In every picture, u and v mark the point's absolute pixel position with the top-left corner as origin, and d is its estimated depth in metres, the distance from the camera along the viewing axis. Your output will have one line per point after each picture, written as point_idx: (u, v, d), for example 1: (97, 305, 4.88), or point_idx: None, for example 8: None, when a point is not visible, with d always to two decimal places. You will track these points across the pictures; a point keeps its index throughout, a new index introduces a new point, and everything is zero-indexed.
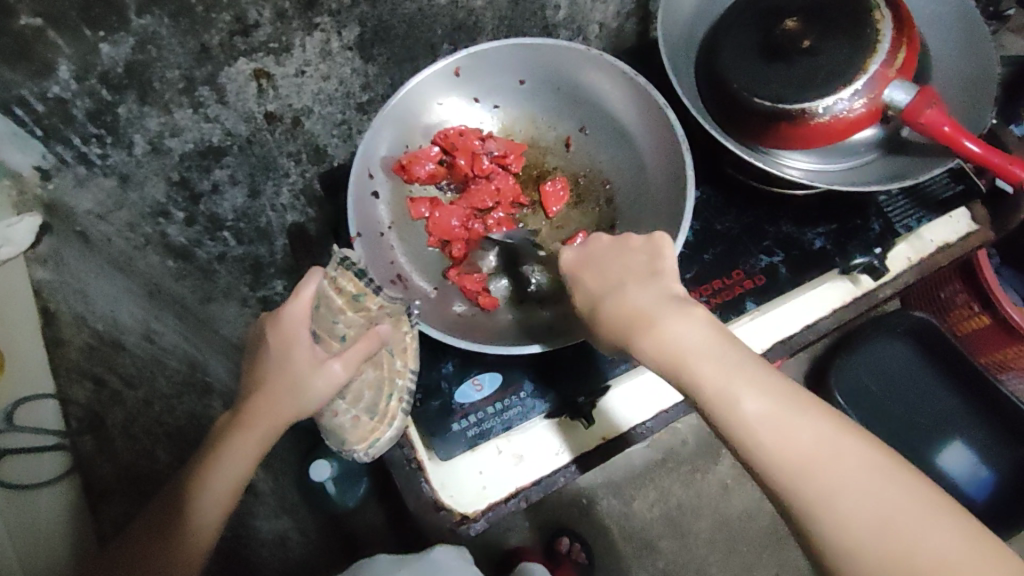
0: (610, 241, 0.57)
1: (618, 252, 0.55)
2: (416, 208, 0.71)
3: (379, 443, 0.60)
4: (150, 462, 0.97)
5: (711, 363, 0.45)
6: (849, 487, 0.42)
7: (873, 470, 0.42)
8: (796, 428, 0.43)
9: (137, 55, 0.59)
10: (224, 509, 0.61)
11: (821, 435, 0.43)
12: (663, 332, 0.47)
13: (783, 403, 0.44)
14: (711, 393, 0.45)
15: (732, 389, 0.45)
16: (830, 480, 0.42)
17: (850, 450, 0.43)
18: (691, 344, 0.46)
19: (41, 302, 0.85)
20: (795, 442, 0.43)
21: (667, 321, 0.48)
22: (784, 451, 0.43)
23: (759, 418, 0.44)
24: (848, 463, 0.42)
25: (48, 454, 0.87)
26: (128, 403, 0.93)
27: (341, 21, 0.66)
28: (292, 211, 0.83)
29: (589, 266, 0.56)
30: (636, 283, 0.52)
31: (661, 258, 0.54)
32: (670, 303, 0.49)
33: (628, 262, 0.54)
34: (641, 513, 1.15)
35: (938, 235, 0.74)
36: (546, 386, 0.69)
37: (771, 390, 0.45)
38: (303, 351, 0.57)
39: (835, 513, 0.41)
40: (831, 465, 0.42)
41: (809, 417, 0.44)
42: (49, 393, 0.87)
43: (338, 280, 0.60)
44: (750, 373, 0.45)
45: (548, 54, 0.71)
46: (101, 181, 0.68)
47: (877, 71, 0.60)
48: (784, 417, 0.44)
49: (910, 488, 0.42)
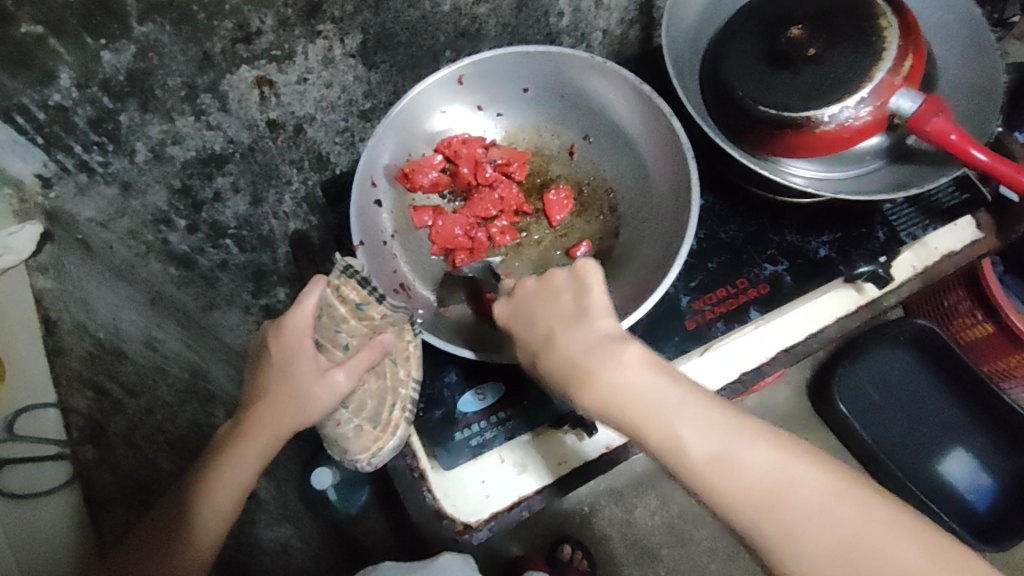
0: (536, 282, 0.54)
1: (545, 294, 0.53)
2: (420, 217, 0.71)
3: (381, 453, 0.60)
4: (153, 472, 0.88)
5: (652, 414, 0.45)
6: (806, 517, 0.42)
7: (827, 498, 0.43)
8: (743, 466, 0.44)
9: (138, 63, 0.58)
10: (222, 522, 0.60)
11: (769, 467, 0.44)
12: (600, 387, 0.47)
13: (727, 443, 0.44)
14: (661, 446, 0.45)
15: (677, 438, 0.45)
16: (787, 517, 0.42)
17: (802, 480, 0.43)
18: (630, 397, 0.46)
19: (43, 311, 0.79)
20: (746, 481, 0.43)
21: (603, 373, 0.47)
22: (739, 493, 0.43)
23: (707, 463, 0.44)
24: (800, 493, 0.43)
25: (49, 463, 0.79)
26: (130, 412, 0.85)
27: (344, 28, 0.66)
28: (294, 219, 0.84)
29: (521, 318, 0.54)
30: (565, 330, 0.51)
31: (587, 297, 0.51)
32: (603, 350, 0.48)
33: (556, 303, 0.52)
34: (643, 521, 1.14)
35: (944, 244, 0.74)
36: (547, 397, 0.68)
37: (713, 430, 0.45)
38: (306, 361, 0.57)
39: (801, 549, 0.42)
40: (784, 499, 0.43)
41: (754, 452, 0.44)
42: (50, 403, 0.79)
43: (342, 290, 0.59)
44: (689, 418, 0.45)
45: (551, 62, 0.70)
46: (103, 189, 0.68)
47: (884, 79, 0.60)
48: (731, 457, 0.44)
49: (864, 506, 0.42)
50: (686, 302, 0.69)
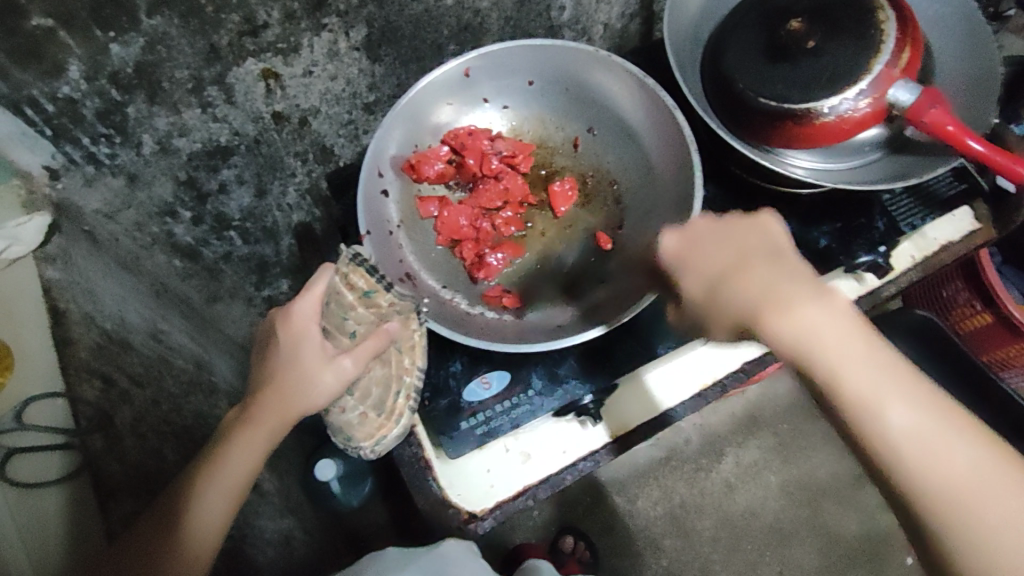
0: (715, 220, 0.55)
1: (731, 230, 0.54)
2: (427, 207, 0.72)
3: (386, 441, 0.59)
4: (158, 462, 0.82)
5: (857, 368, 0.45)
6: (1001, 517, 0.41)
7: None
8: (944, 450, 0.43)
9: (147, 56, 0.59)
10: (226, 510, 0.61)
11: (970, 465, 0.42)
12: (798, 324, 0.47)
13: (932, 421, 0.43)
14: (866, 410, 0.44)
15: (887, 406, 0.44)
16: (979, 509, 0.42)
17: (1016, 495, 0.42)
18: (835, 347, 0.46)
19: (50, 300, 0.75)
20: (946, 473, 0.42)
21: (809, 314, 0.47)
22: (938, 484, 0.42)
23: (909, 435, 0.43)
24: (999, 495, 0.42)
25: (56, 452, 0.77)
26: (137, 403, 0.80)
27: (349, 21, 0.67)
28: (297, 211, 0.85)
29: (693, 248, 0.54)
30: (769, 268, 0.50)
31: (777, 239, 0.53)
32: (810, 291, 0.48)
33: (751, 241, 0.52)
34: (645, 511, 1.15)
35: (943, 233, 0.74)
36: (555, 384, 0.71)
37: (923, 406, 0.44)
38: (312, 348, 0.58)
39: (986, 542, 0.41)
40: (986, 502, 0.42)
41: (958, 442, 0.43)
42: (58, 392, 0.76)
43: (350, 276, 0.62)
44: (897, 386, 0.44)
45: (555, 55, 0.71)
46: (109, 181, 0.68)
47: (882, 70, 0.61)
48: (940, 442, 0.43)
49: None
50: None
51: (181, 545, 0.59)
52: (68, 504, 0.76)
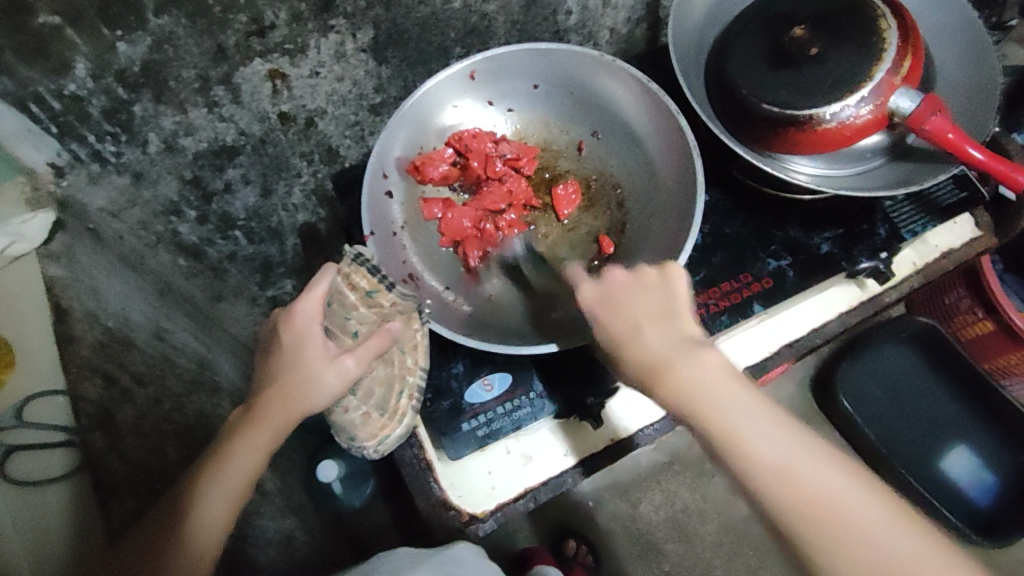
0: (625, 278, 0.57)
1: (635, 290, 0.56)
2: (430, 209, 0.72)
3: (388, 440, 0.60)
4: (160, 461, 0.84)
5: (721, 409, 0.49)
6: (860, 536, 0.45)
7: (879, 522, 0.45)
8: (805, 479, 0.46)
9: (154, 55, 0.59)
10: (229, 511, 0.60)
11: (829, 486, 0.46)
12: (677, 379, 0.51)
13: (790, 453, 0.47)
14: (731, 446, 0.48)
15: (751, 440, 0.48)
16: (839, 531, 0.45)
17: (873, 511, 0.46)
18: (708, 393, 0.50)
19: (52, 298, 0.79)
20: (811, 500, 0.46)
21: (684, 366, 0.51)
22: (804, 509, 0.46)
23: (769, 466, 0.47)
24: (855, 515, 0.45)
25: (58, 450, 0.80)
26: (138, 401, 0.82)
27: (356, 22, 0.67)
28: (303, 211, 0.84)
29: (605, 305, 0.56)
30: (653, 323, 0.54)
31: (678, 306, 0.55)
32: (685, 348, 0.52)
33: (644, 297, 0.55)
34: (647, 516, 1.15)
35: (943, 240, 0.75)
36: (555, 386, 0.70)
37: (781, 439, 0.48)
38: (316, 347, 0.58)
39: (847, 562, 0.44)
40: (843, 520, 0.45)
41: (817, 469, 0.47)
42: (59, 390, 0.80)
43: (352, 276, 0.61)
44: (759, 422, 0.48)
45: (560, 59, 0.72)
46: (114, 179, 0.68)
47: (883, 78, 0.62)
48: (798, 470, 0.47)
49: (915, 541, 0.45)
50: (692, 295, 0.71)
51: (184, 545, 0.59)
52: (68, 504, 0.79)
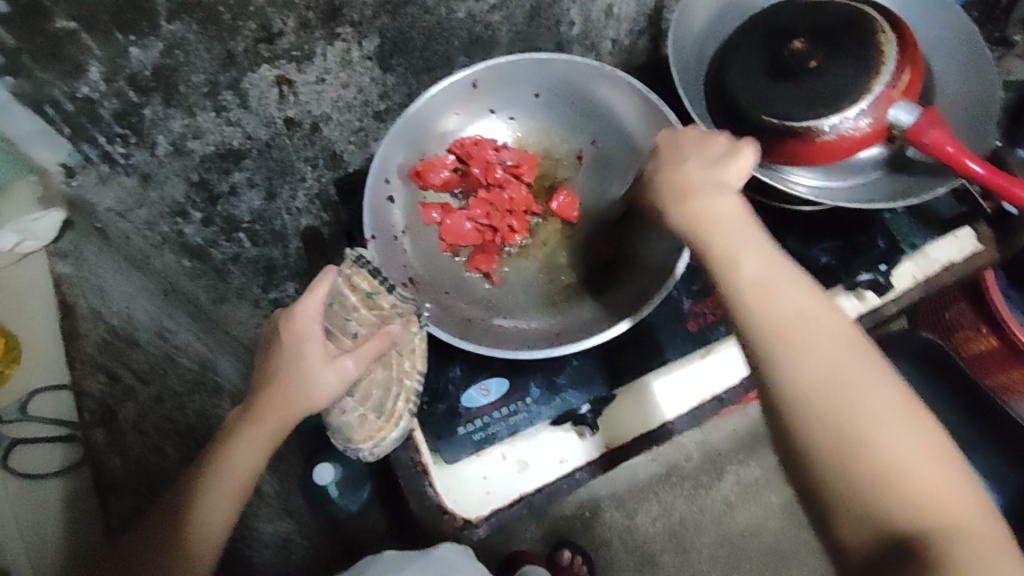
0: (694, 133, 0.58)
1: (695, 143, 0.57)
2: (428, 214, 0.73)
3: (384, 442, 0.61)
4: (159, 459, 0.82)
5: (725, 232, 0.50)
6: (819, 354, 0.45)
7: (843, 345, 0.45)
8: (781, 297, 0.47)
9: (165, 59, 0.61)
10: (232, 506, 0.61)
11: (800, 308, 0.46)
12: (698, 207, 0.52)
13: (775, 277, 0.48)
14: (721, 257, 0.49)
15: (740, 258, 0.49)
16: (800, 344, 0.45)
17: (843, 342, 0.45)
18: (716, 221, 0.51)
19: (60, 295, 0.81)
20: (780, 313, 0.46)
21: (703, 199, 0.52)
22: (772, 318, 0.46)
23: (751, 280, 0.48)
24: (820, 336, 0.46)
25: (57, 444, 0.78)
26: (140, 398, 0.82)
27: (362, 31, 0.68)
28: (306, 215, 0.86)
29: (660, 153, 0.59)
30: (696, 165, 0.55)
31: (730, 161, 0.54)
32: (715, 187, 0.53)
33: (696, 146, 0.56)
34: (644, 527, 1.14)
35: (944, 253, 0.75)
36: (553, 392, 0.70)
37: (774, 265, 0.49)
38: (314, 347, 0.59)
39: (799, 367, 0.44)
40: (805, 336, 0.45)
41: (797, 293, 0.47)
42: (64, 385, 0.79)
43: (353, 278, 0.62)
44: (757, 249, 0.49)
45: (563, 69, 0.73)
46: (122, 180, 0.70)
47: (882, 91, 0.63)
48: (779, 289, 0.47)
49: (872, 373, 0.45)
50: (687, 306, 0.74)
51: (187, 537, 0.60)
52: (65, 500, 0.76)
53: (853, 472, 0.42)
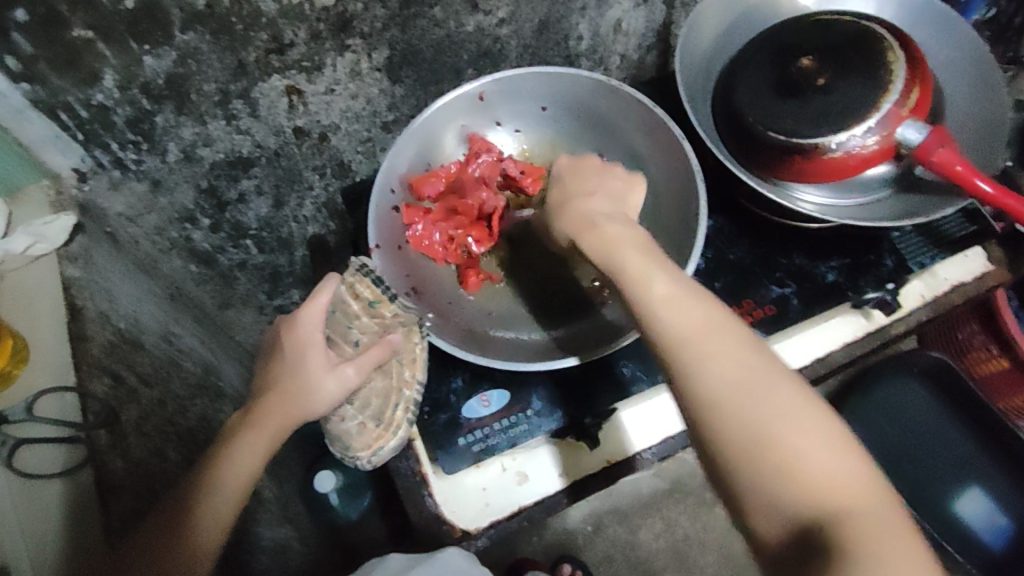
0: (600, 165, 0.63)
1: (597, 170, 0.63)
2: (411, 216, 0.72)
3: (382, 452, 0.61)
4: (161, 462, 0.75)
5: (633, 252, 0.52)
6: (725, 359, 0.46)
7: (746, 350, 0.47)
8: (690, 310, 0.48)
9: (177, 68, 0.62)
10: (232, 505, 0.61)
11: (704, 319, 0.48)
12: (604, 230, 0.54)
13: (683, 292, 0.49)
14: (632, 276, 0.51)
15: (648, 275, 0.50)
16: (708, 351, 0.47)
17: (746, 346, 0.47)
18: (621, 241, 0.53)
19: (68, 297, 0.73)
20: (687, 325, 0.47)
21: (613, 225, 0.54)
22: (681, 330, 0.47)
23: (661, 295, 0.49)
24: (726, 342, 0.47)
25: (60, 446, 0.69)
26: (145, 401, 0.75)
27: (372, 42, 0.69)
28: (313, 223, 0.88)
29: (567, 184, 0.62)
30: (603, 196, 0.59)
31: (631, 194, 0.60)
32: (620, 217, 0.56)
33: (602, 179, 0.61)
34: (647, 544, 1.13)
35: (954, 273, 0.73)
36: (554, 404, 0.70)
37: (680, 282, 0.50)
38: (316, 355, 0.59)
39: (709, 374, 0.46)
40: (711, 345, 0.47)
41: (703, 304, 0.49)
42: (70, 387, 0.70)
43: (355, 287, 0.63)
44: (663, 268, 0.51)
45: (569, 83, 0.73)
46: (133, 185, 0.71)
47: (890, 110, 0.62)
48: (686, 301, 0.49)
49: (774, 374, 0.46)
50: None
51: (188, 535, 0.59)
52: (66, 506, 0.67)
53: (763, 472, 0.43)
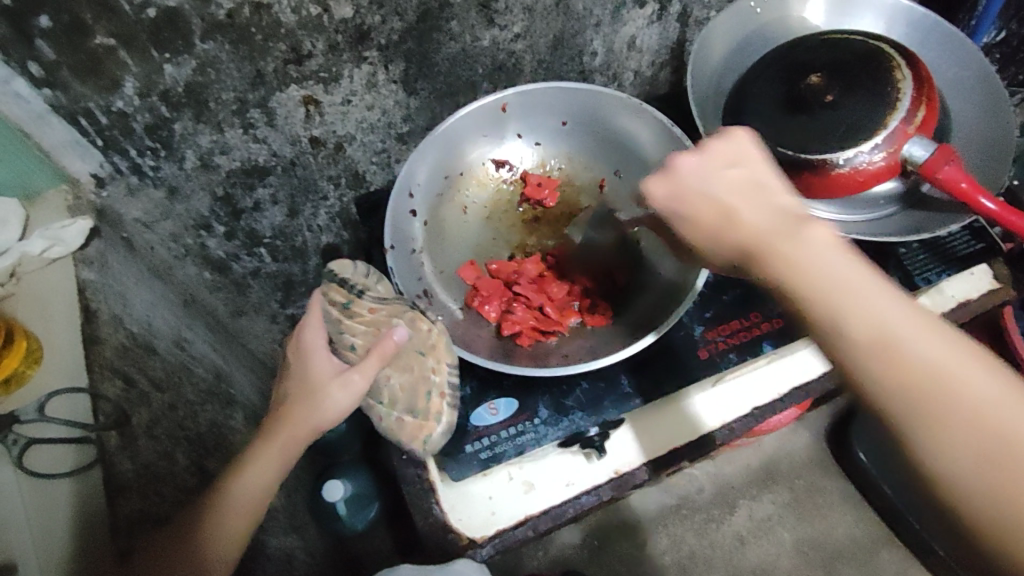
0: (695, 160, 0.52)
1: (715, 166, 0.51)
2: (469, 275, 0.76)
3: (431, 439, 0.61)
4: (169, 465, 0.74)
5: (827, 290, 0.44)
6: (960, 412, 0.39)
7: (967, 373, 0.40)
8: (908, 353, 0.41)
9: (197, 77, 0.63)
10: (245, 521, 0.62)
11: (944, 358, 0.41)
12: (777, 255, 0.46)
13: (887, 327, 0.42)
14: (822, 314, 0.43)
15: (846, 313, 0.43)
16: (924, 396, 0.40)
17: (982, 379, 0.40)
18: (812, 266, 0.45)
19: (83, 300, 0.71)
20: (917, 375, 0.40)
21: (786, 248, 0.46)
22: (885, 373, 0.41)
23: (868, 338, 0.42)
24: (955, 380, 0.40)
25: (73, 447, 0.65)
26: (155, 405, 0.74)
27: (388, 55, 0.70)
28: (327, 232, 0.90)
29: (688, 200, 0.51)
30: (745, 200, 0.49)
31: (771, 179, 0.50)
32: (783, 222, 0.47)
33: (724, 171, 0.51)
34: (653, 560, 1.13)
35: (961, 290, 0.75)
36: (559, 415, 0.71)
37: (881, 313, 0.42)
38: (322, 362, 0.61)
39: (937, 433, 0.40)
40: (966, 392, 0.40)
41: (920, 343, 0.41)
42: (82, 387, 0.67)
43: (332, 294, 0.63)
44: (861, 291, 0.43)
45: (588, 98, 0.77)
46: (151, 192, 0.73)
47: (897, 127, 0.63)
48: (904, 337, 0.41)
49: (1009, 408, 0.39)
50: (700, 331, 0.74)
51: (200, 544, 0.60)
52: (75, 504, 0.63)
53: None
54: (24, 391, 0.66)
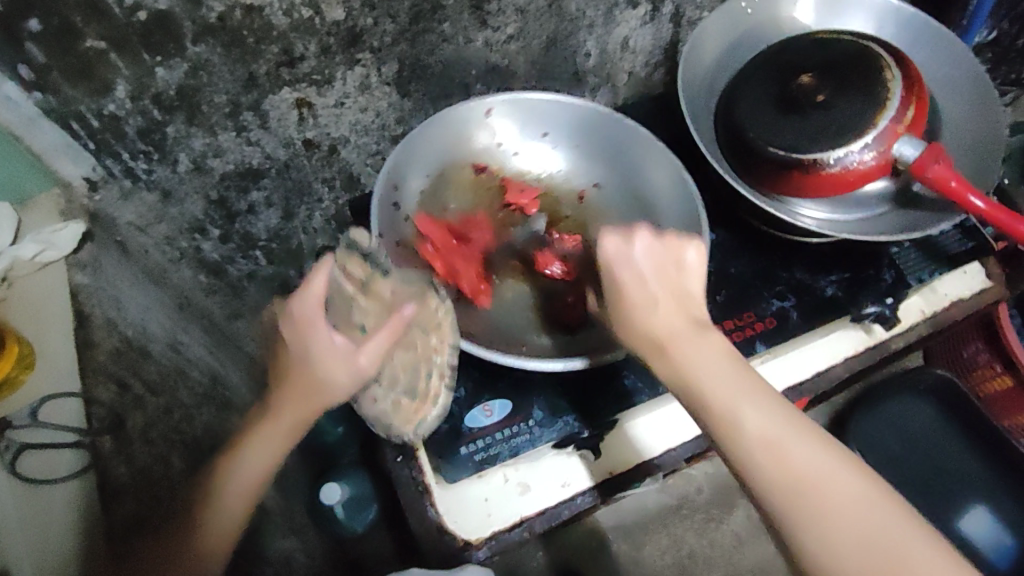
0: (642, 246, 0.55)
1: (658, 258, 0.55)
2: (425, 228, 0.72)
3: (425, 424, 0.59)
4: (165, 468, 0.85)
5: (724, 400, 0.51)
6: (839, 517, 0.47)
7: (851, 492, 0.48)
8: (791, 463, 0.49)
9: (188, 80, 0.62)
10: (242, 510, 0.61)
11: (816, 470, 0.49)
12: (681, 358, 0.52)
13: (778, 436, 0.50)
14: (718, 416, 0.51)
15: (737, 423, 0.50)
16: (813, 506, 0.48)
17: (855, 487, 0.49)
18: (707, 369, 0.52)
19: (77, 304, 0.85)
20: (798, 486, 0.48)
21: (682, 350, 0.52)
22: (777, 481, 0.48)
23: (759, 443, 0.49)
24: (833, 487, 0.48)
25: (68, 450, 0.80)
26: (149, 409, 0.86)
27: (382, 57, 0.70)
28: (321, 235, 0.87)
29: (630, 272, 0.54)
30: (669, 300, 0.54)
31: (691, 276, 0.56)
32: (691, 330, 0.53)
33: (659, 267, 0.55)
34: (651, 559, 1.13)
35: (953, 289, 0.75)
36: (554, 417, 0.70)
37: (770, 422, 0.50)
38: (321, 341, 0.57)
39: (823, 535, 0.47)
40: (832, 499, 0.48)
41: (801, 452, 0.49)
42: (75, 392, 0.83)
43: (347, 266, 0.61)
44: (756, 402, 0.51)
45: (575, 110, 0.78)
46: (144, 195, 0.73)
47: (888, 125, 0.63)
48: (782, 446, 0.49)
49: (883, 513, 0.48)
50: None
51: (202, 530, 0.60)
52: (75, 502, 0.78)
53: None
54: (24, 389, 0.81)
